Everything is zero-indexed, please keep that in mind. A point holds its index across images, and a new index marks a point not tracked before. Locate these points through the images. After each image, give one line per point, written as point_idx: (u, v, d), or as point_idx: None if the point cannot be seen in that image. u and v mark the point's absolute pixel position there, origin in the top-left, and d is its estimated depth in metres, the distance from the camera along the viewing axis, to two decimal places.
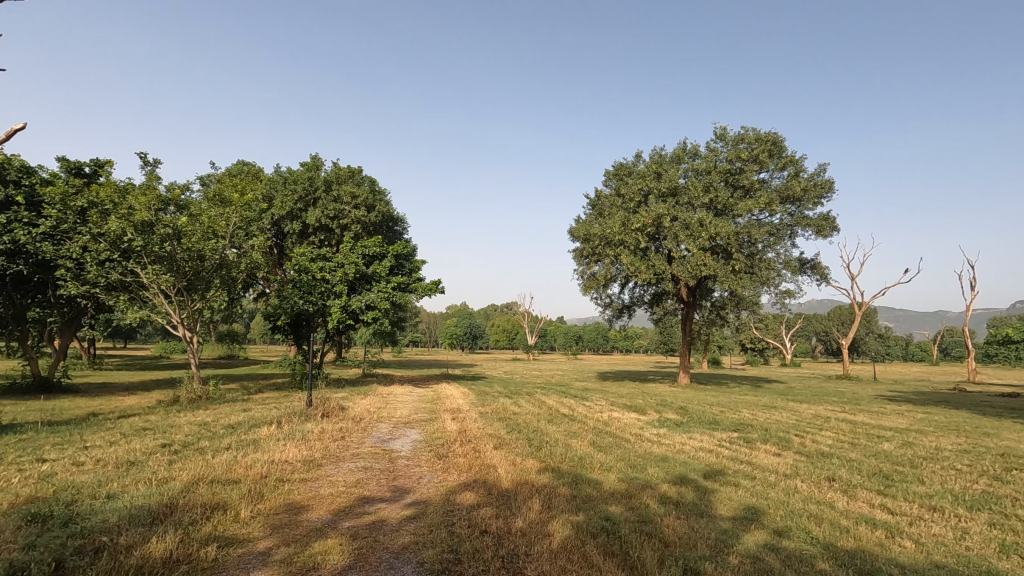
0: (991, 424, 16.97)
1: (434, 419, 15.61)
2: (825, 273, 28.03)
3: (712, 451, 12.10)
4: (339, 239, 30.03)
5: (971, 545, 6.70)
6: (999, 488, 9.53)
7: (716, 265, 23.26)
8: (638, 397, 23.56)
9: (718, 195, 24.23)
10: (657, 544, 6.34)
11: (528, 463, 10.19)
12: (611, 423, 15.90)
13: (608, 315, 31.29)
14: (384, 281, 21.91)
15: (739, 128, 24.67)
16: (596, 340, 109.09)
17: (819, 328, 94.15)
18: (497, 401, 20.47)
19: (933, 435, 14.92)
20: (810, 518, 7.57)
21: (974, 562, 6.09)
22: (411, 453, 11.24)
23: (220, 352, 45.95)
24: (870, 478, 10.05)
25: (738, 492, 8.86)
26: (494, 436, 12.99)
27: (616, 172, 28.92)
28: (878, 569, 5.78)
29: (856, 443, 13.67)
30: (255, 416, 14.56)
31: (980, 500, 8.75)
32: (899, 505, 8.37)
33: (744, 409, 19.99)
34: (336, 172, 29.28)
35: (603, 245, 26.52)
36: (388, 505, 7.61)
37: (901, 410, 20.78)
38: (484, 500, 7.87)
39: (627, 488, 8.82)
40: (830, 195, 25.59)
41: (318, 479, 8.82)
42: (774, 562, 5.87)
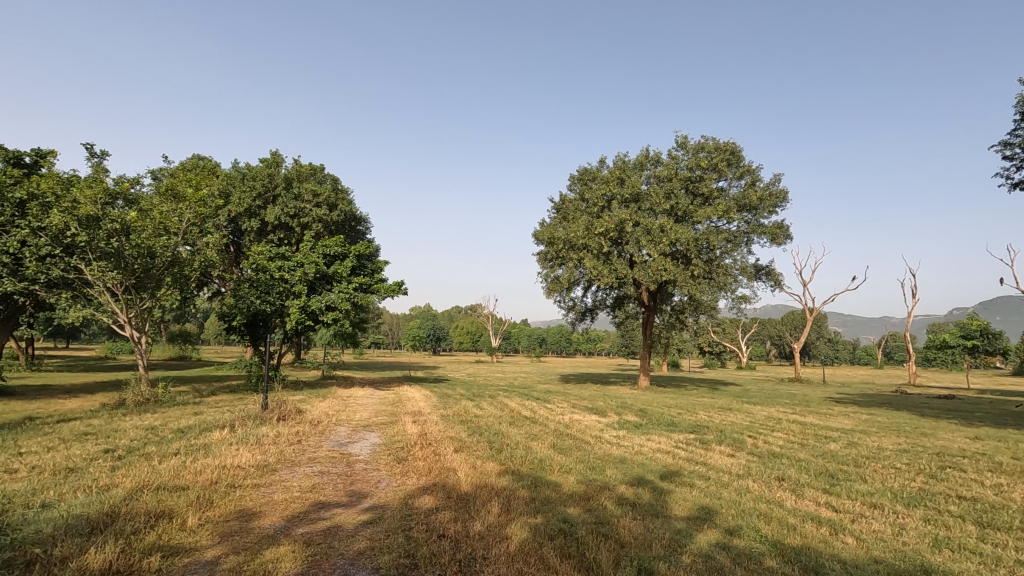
0: (928, 425, 17.95)
1: (394, 422, 15.43)
2: (778, 280, 29.07)
3: (669, 452, 12.38)
4: (299, 238, 29.34)
5: (907, 540, 7.06)
6: (934, 486, 10.08)
7: (676, 270, 23.80)
8: (600, 399, 23.86)
9: (679, 202, 24.82)
10: (613, 545, 6.43)
11: (488, 466, 10.19)
12: (572, 425, 16.02)
13: (571, 318, 31.59)
14: (346, 281, 21.50)
15: (700, 137, 25.38)
16: (559, 342, 110.01)
17: (774, 332, 97.47)
18: (460, 404, 20.37)
19: (875, 435, 15.65)
20: (760, 517, 7.82)
21: (909, 556, 6.42)
22: (369, 456, 11.08)
23: (171, 353, 44.21)
24: (816, 477, 10.47)
25: (693, 492, 9.07)
26: (455, 438, 12.93)
27: (581, 176, 29.30)
28: (822, 566, 6.01)
29: (804, 443, 14.21)
30: (207, 420, 14.04)
31: (916, 497, 9.23)
32: (843, 503, 8.75)
33: (701, 411, 20.49)
34: (297, 169, 28.67)
35: (567, 249, 26.79)
36: (345, 510, 7.47)
37: (848, 411, 21.72)
38: (443, 503, 7.82)
39: (585, 490, 8.94)
40: (784, 204, 26.59)
41: (271, 484, 8.58)
42: (725, 561, 6.03)
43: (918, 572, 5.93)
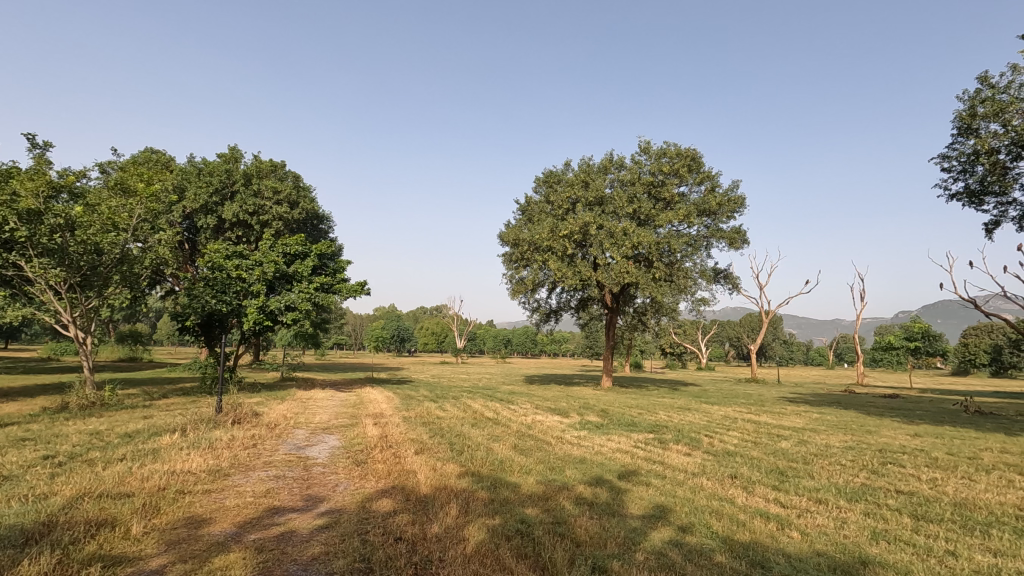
0: (873, 423, 18.84)
1: (355, 424, 15.20)
2: (736, 283, 29.98)
3: (628, 452, 12.63)
4: (259, 236, 28.55)
5: (848, 534, 7.42)
6: (876, 481, 10.61)
7: (638, 273, 24.24)
8: (563, 399, 24.08)
9: (642, 206, 25.31)
10: (570, 544, 6.55)
11: (448, 468, 10.17)
12: (534, 426, 16.11)
13: (535, 319, 31.76)
14: (306, 281, 21.08)
15: (662, 143, 26.00)
16: (525, 343, 110.43)
17: (732, 334, 100.40)
18: (422, 405, 20.29)
19: (824, 434, 16.35)
20: (712, 514, 8.09)
21: (849, 549, 6.75)
22: (328, 459, 10.92)
23: (120, 354, 42.29)
24: (767, 474, 10.86)
25: (649, 491, 9.29)
26: (416, 441, 12.86)
27: (546, 179, 29.58)
28: (767, 559, 6.28)
29: (757, 441, 14.70)
30: (157, 423, 13.57)
31: (858, 492, 9.71)
32: (790, 499, 9.13)
33: (661, 411, 20.94)
34: (256, 165, 27.99)
35: (531, 251, 26.97)
36: (299, 515, 7.36)
37: (800, 410, 22.58)
38: (402, 506, 7.79)
39: (544, 490, 9.04)
40: (742, 210, 27.41)
41: (223, 489, 8.37)
42: (676, 557, 6.23)
43: (855, 562, 6.28)
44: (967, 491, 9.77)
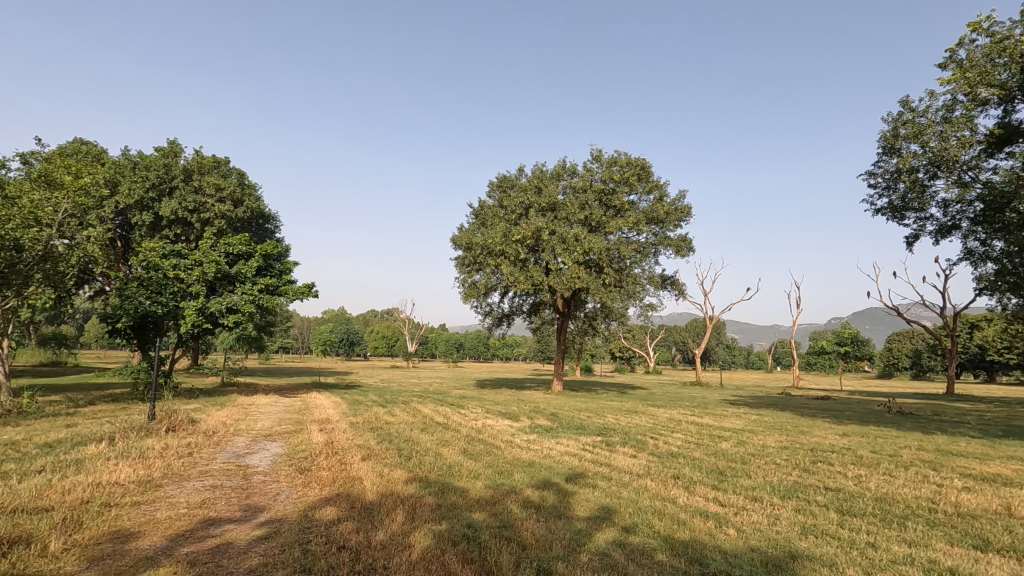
0: (806, 424, 19.89)
1: (299, 431, 14.75)
2: (682, 289, 30.99)
3: (576, 455, 12.85)
4: (199, 235, 27.30)
5: (780, 529, 7.83)
6: (807, 479, 11.21)
7: (588, 278, 24.69)
8: (513, 404, 24.19)
9: (593, 213, 25.82)
10: (515, 547, 6.61)
11: (395, 473, 10.04)
12: (484, 431, 16.09)
13: (487, 323, 31.78)
14: (250, 282, 20.32)
15: (612, 151, 26.62)
16: (476, 348, 110.07)
17: (678, 339, 103.66)
18: (371, 410, 19.91)
19: (761, 434, 17.14)
20: (654, 514, 8.35)
21: (780, 544, 7.12)
22: (269, 467, 10.56)
23: (41, 358, 39.37)
24: (707, 474, 11.29)
25: (594, 493, 9.48)
26: (363, 446, 12.63)
27: (499, 183, 29.71)
28: (704, 556, 6.55)
29: (699, 443, 15.24)
30: (82, 432, 12.74)
31: (791, 490, 10.24)
32: (728, 498, 9.53)
33: (609, 414, 21.35)
34: (198, 161, 26.81)
35: (484, 254, 26.97)
36: (237, 526, 7.09)
37: (740, 412, 23.55)
38: (346, 514, 7.64)
39: (492, 494, 9.08)
40: (688, 219, 28.39)
41: (154, 501, 7.97)
42: (619, 557, 6.41)
43: (785, 556, 6.63)
44: (887, 486, 10.47)
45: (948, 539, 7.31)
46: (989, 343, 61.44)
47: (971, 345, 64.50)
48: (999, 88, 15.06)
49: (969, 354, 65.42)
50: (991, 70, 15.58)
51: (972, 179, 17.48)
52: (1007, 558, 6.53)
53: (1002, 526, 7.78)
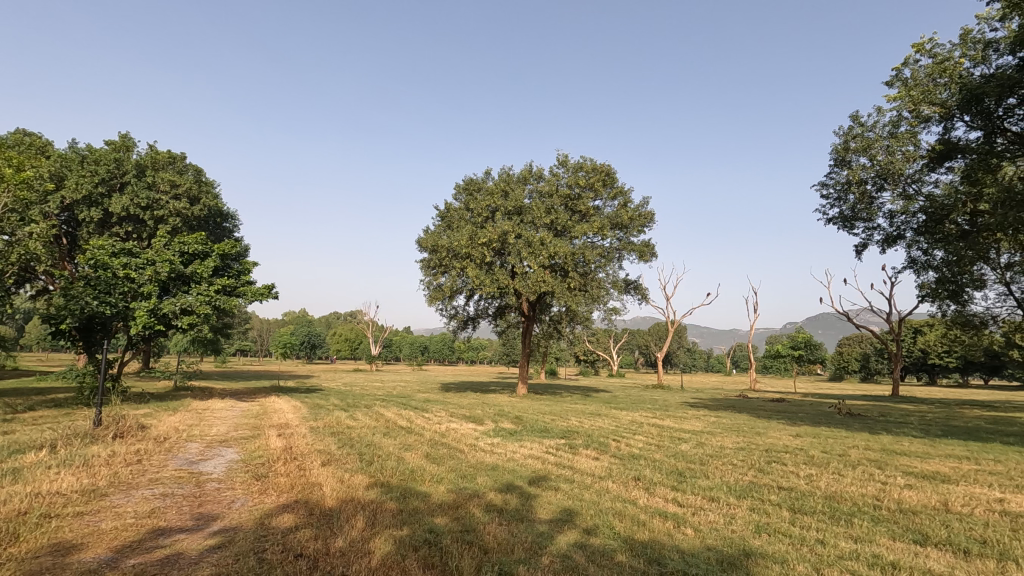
0: (761, 425, 20.55)
1: (256, 436, 14.34)
2: (645, 294, 31.59)
3: (540, 458, 12.92)
4: (152, 233, 26.25)
5: (735, 528, 8.07)
6: (762, 479, 11.59)
7: (553, 283, 24.91)
8: (478, 407, 24.16)
9: (559, 217, 26.06)
10: (477, 551, 6.61)
11: (356, 479, 9.89)
12: (448, 434, 16.00)
13: (453, 326, 31.64)
14: (206, 283, 19.67)
15: (578, 157, 26.95)
16: (441, 351, 109.42)
17: (642, 342, 105.47)
18: (332, 415, 19.51)
19: (719, 435, 17.62)
20: (615, 515, 8.49)
21: (734, 542, 7.35)
22: (224, 474, 10.24)
23: None
24: (667, 476, 11.54)
25: (557, 495, 9.56)
26: (323, 451, 12.37)
27: (466, 186, 29.67)
28: (662, 556, 6.70)
29: (660, 444, 15.54)
30: (20, 440, 12.06)
31: (746, 489, 10.57)
32: (687, 498, 9.77)
33: (572, 417, 21.58)
34: (151, 156, 25.83)
35: (450, 257, 26.84)
36: (188, 535, 6.86)
37: (699, 414, 24.17)
38: (304, 521, 7.48)
39: (454, 499, 9.04)
40: (651, 225, 28.96)
41: (99, 511, 7.63)
42: (580, 559, 6.49)
43: (739, 554, 6.84)
44: (836, 485, 10.92)
45: (890, 534, 7.69)
46: (930, 348, 65.45)
47: (914, 350, 67.96)
48: (941, 106, 15.97)
49: (912, 358, 68.89)
50: (933, 89, 16.56)
51: (916, 192, 18.41)
52: (944, 552, 6.90)
53: (940, 521, 8.22)
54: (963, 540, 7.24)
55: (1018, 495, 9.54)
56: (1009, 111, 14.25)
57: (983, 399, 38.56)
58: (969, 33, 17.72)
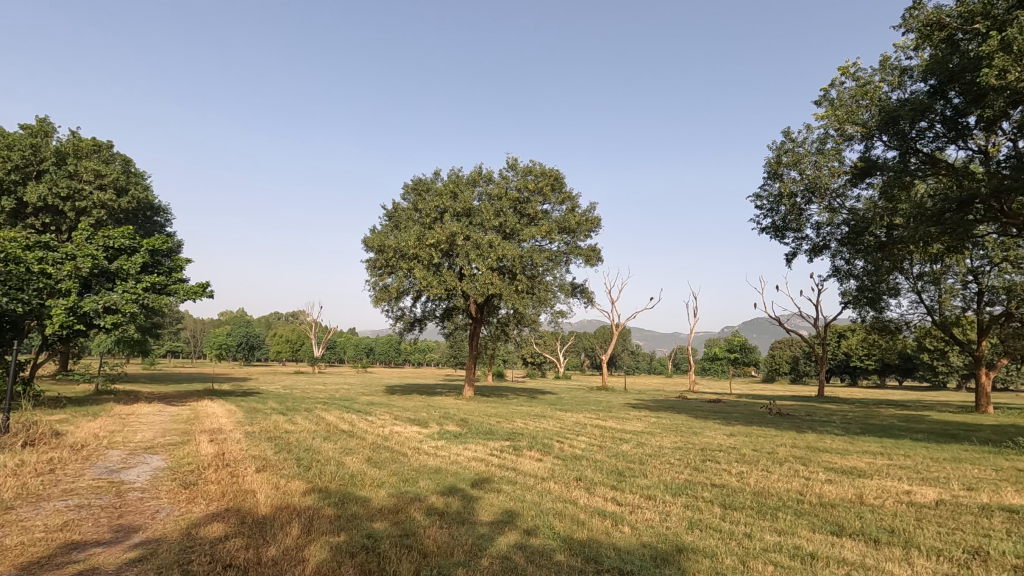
0: (699, 425, 21.33)
1: (186, 442, 13.62)
2: (591, 297, 32.23)
3: (483, 460, 12.93)
4: (73, 225, 24.45)
5: (670, 525, 8.37)
6: (697, 476, 12.07)
7: (501, 285, 25.00)
8: (423, 409, 23.88)
9: (508, 220, 26.19)
10: (416, 556, 6.55)
11: (292, 485, 9.58)
12: (391, 438, 15.72)
13: (399, 327, 31.16)
14: (133, 279, 18.49)
15: (528, 161, 27.16)
16: (387, 352, 107.67)
17: (588, 345, 107.46)
18: (269, 418, 18.78)
19: (659, 435, 18.20)
20: (556, 515, 8.63)
21: (668, 539, 7.62)
22: (148, 483, 9.67)
23: None
24: (608, 475, 11.82)
25: (499, 497, 9.61)
26: (258, 457, 11.90)
27: (414, 186, 29.26)
28: (600, 554, 6.86)
29: (602, 445, 15.87)
30: None
31: (682, 487, 10.98)
32: (625, 497, 10.05)
33: (517, 418, 21.75)
34: (73, 142, 24.29)
35: (396, 258, 26.40)
36: (105, 549, 6.45)
37: (640, 415, 24.86)
38: (235, 530, 7.18)
39: (395, 503, 8.91)
40: (598, 230, 29.56)
41: (3, 526, 7.05)
42: (519, 560, 6.55)
43: (673, 550, 7.11)
44: (764, 481, 11.51)
45: (811, 526, 8.19)
46: (852, 351, 69.99)
47: (838, 352, 72.26)
48: (862, 125, 17.13)
49: (836, 360, 73.43)
50: (856, 110, 17.78)
51: (840, 206, 19.66)
52: (858, 541, 7.41)
53: (855, 513, 8.82)
54: (873, 530, 7.82)
55: (923, 487, 10.37)
56: (921, 133, 15.41)
57: (898, 398, 41.47)
58: (888, 60, 19.17)
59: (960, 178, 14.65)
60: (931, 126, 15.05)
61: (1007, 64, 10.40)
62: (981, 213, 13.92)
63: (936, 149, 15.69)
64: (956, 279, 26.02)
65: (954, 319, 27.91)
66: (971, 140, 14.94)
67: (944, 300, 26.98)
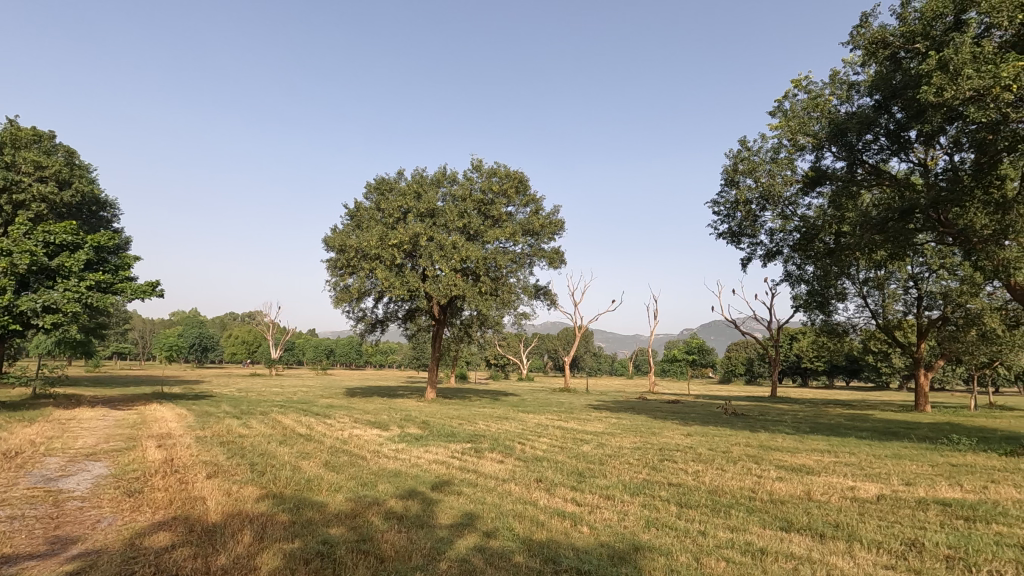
0: (658, 426, 21.73)
1: (132, 448, 13.02)
2: (554, 299, 32.45)
3: (444, 463, 12.82)
4: (9, 218, 23.07)
5: (627, 524, 8.50)
6: (654, 476, 12.30)
7: (465, 287, 24.92)
8: (384, 412, 23.53)
9: (471, 222, 26.13)
10: (373, 561, 6.44)
11: (245, 491, 9.28)
12: (350, 441, 15.43)
13: (360, 328, 30.61)
14: (76, 277, 17.57)
15: (492, 163, 27.18)
16: (348, 354, 105.73)
17: (551, 347, 108.27)
18: (222, 422, 18.16)
19: (619, 436, 18.47)
20: (515, 517, 8.64)
21: (625, 538, 7.74)
22: (89, 492, 9.17)
23: None
24: (568, 476, 11.91)
25: (459, 500, 9.56)
26: (209, 462, 11.47)
27: (377, 185, 28.81)
28: (558, 554, 6.89)
29: (563, 446, 15.97)
30: None
31: (640, 487, 11.15)
32: (584, 497, 10.14)
33: (480, 420, 21.67)
34: (11, 132, 22.95)
35: (358, 258, 25.97)
36: (39, 562, 6.09)
37: (601, 416, 25.17)
38: (182, 539, 6.90)
39: (353, 508, 8.74)
40: (561, 233, 29.79)
41: None
42: (478, 562, 6.51)
43: (630, 549, 7.22)
44: (719, 480, 11.83)
45: (762, 523, 8.45)
46: (804, 353, 72.71)
47: (790, 354, 74.99)
48: (813, 136, 17.82)
49: (789, 362, 76.22)
50: (808, 121, 18.49)
51: (792, 213, 20.39)
52: (805, 536, 7.70)
53: (803, 509, 9.16)
54: (820, 525, 8.13)
55: (865, 483, 10.87)
56: (866, 145, 16.14)
57: (845, 399, 43.33)
58: (837, 74, 20.05)
59: (902, 189, 15.39)
60: (876, 139, 15.78)
61: (943, 82, 11.02)
62: (920, 223, 14.65)
63: (881, 161, 16.46)
64: (898, 285, 27.38)
65: (897, 322, 29.30)
66: (912, 153, 15.73)
67: (888, 305, 28.29)
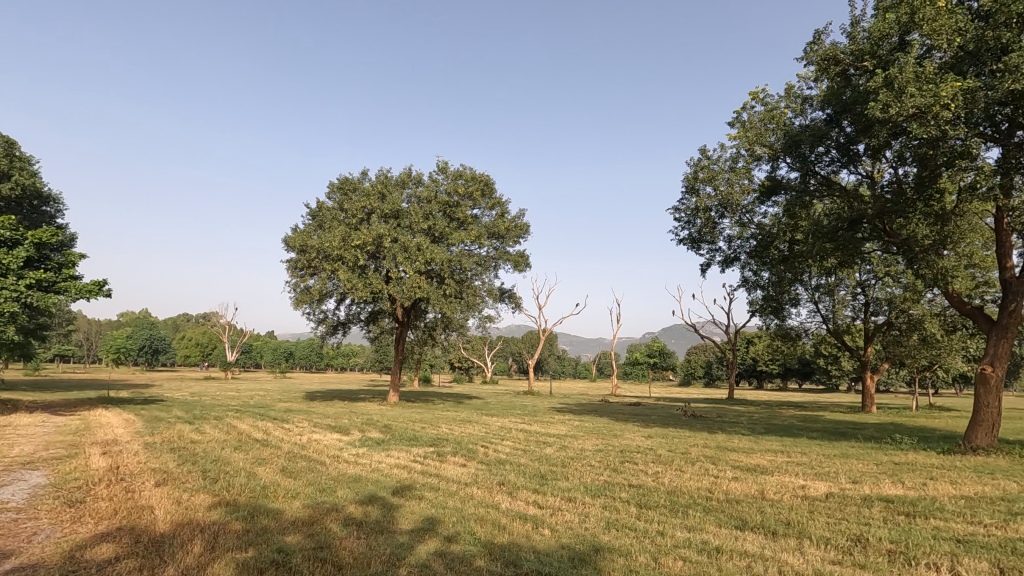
0: (620, 428, 22.04)
1: (74, 456, 12.35)
2: (518, 302, 32.54)
3: (405, 467, 12.65)
4: None
5: (588, 525, 8.58)
6: (615, 478, 12.46)
7: (429, 289, 24.73)
8: (344, 416, 23.07)
9: (437, 224, 25.97)
10: (329, 569, 6.29)
11: (197, 499, 8.94)
12: (308, 446, 15.07)
13: (321, 330, 29.96)
14: (14, 275, 16.61)
15: (458, 165, 27.10)
16: (309, 357, 103.31)
17: (516, 350, 108.55)
18: (173, 428, 17.44)
19: (581, 439, 18.64)
20: (477, 520, 8.60)
21: (585, 539, 7.80)
22: (25, 503, 8.66)
23: None
24: (530, 479, 11.94)
25: (420, 504, 9.45)
26: (158, 470, 11.00)
27: (340, 185, 28.30)
28: (519, 558, 6.90)
29: (526, 449, 16.00)
30: None
31: (602, 489, 11.27)
32: (546, 500, 10.19)
33: (443, 424, 21.49)
34: None
35: (320, 258, 25.44)
36: None
37: (564, 419, 25.37)
38: (127, 551, 6.58)
39: (310, 514, 8.53)
40: (526, 237, 29.93)
41: None
42: (438, 567, 6.45)
43: (590, 550, 7.29)
44: (677, 480, 12.08)
45: (718, 522, 8.66)
46: (760, 357, 75.08)
47: (747, 357, 77.31)
48: (769, 148, 18.47)
49: (745, 365, 78.57)
50: (764, 133, 19.14)
51: (749, 221, 21.06)
52: (758, 534, 7.94)
53: (757, 507, 9.46)
54: (772, 523, 8.40)
55: (815, 481, 11.29)
56: (819, 157, 16.83)
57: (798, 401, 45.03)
58: (792, 89, 20.87)
59: (851, 200, 16.11)
60: (827, 151, 16.48)
61: (889, 99, 11.61)
62: (867, 232, 15.37)
63: (831, 173, 17.18)
64: (847, 291, 28.64)
65: (846, 327, 30.59)
66: (860, 166, 16.50)
67: (838, 310, 29.50)
